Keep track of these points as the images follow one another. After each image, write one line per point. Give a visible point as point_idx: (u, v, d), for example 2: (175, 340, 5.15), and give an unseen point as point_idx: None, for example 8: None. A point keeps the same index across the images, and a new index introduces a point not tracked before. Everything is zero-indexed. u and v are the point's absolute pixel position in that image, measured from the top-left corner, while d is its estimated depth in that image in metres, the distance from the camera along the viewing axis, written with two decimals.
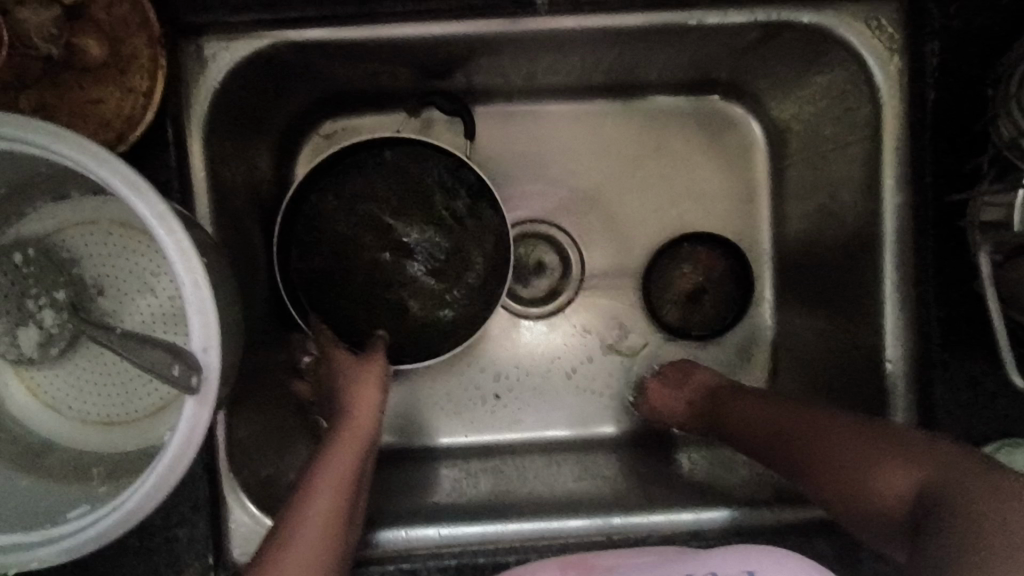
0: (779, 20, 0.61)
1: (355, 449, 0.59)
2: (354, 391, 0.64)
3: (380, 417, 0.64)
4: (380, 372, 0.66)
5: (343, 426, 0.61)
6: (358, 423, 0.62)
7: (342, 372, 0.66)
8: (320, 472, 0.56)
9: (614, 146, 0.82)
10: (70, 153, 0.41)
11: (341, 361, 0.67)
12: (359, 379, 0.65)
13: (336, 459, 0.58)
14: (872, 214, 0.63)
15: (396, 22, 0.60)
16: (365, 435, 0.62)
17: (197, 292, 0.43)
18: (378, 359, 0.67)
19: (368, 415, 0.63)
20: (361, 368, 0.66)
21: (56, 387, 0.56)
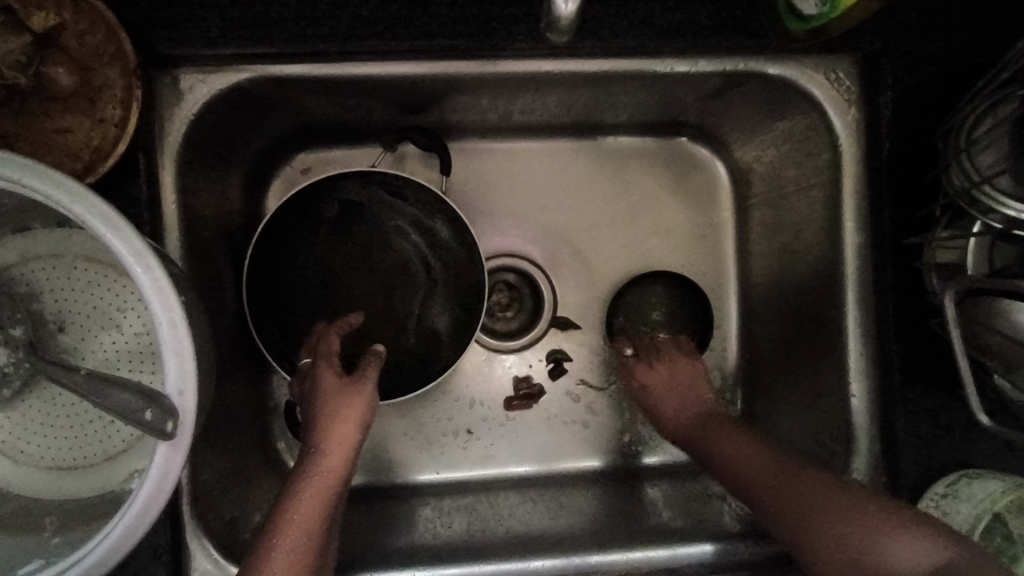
0: (745, 70, 0.64)
1: (327, 491, 0.57)
2: (338, 418, 0.61)
3: (357, 451, 0.62)
4: (367, 398, 0.63)
5: (317, 462, 0.59)
6: (333, 460, 0.59)
7: (324, 393, 0.63)
8: (288, 517, 0.54)
9: (588, 184, 0.84)
10: (42, 187, 0.40)
11: (327, 382, 0.64)
12: (344, 403, 0.62)
13: (305, 502, 0.55)
14: (835, 254, 0.66)
15: (377, 59, 0.60)
16: (339, 473, 0.59)
17: (174, 333, 0.41)
18: (369, 384, 0.64)
19: (346, 449, 0.60)
20: (346, 393, 0.63)
21: (7, 430, 0.52)
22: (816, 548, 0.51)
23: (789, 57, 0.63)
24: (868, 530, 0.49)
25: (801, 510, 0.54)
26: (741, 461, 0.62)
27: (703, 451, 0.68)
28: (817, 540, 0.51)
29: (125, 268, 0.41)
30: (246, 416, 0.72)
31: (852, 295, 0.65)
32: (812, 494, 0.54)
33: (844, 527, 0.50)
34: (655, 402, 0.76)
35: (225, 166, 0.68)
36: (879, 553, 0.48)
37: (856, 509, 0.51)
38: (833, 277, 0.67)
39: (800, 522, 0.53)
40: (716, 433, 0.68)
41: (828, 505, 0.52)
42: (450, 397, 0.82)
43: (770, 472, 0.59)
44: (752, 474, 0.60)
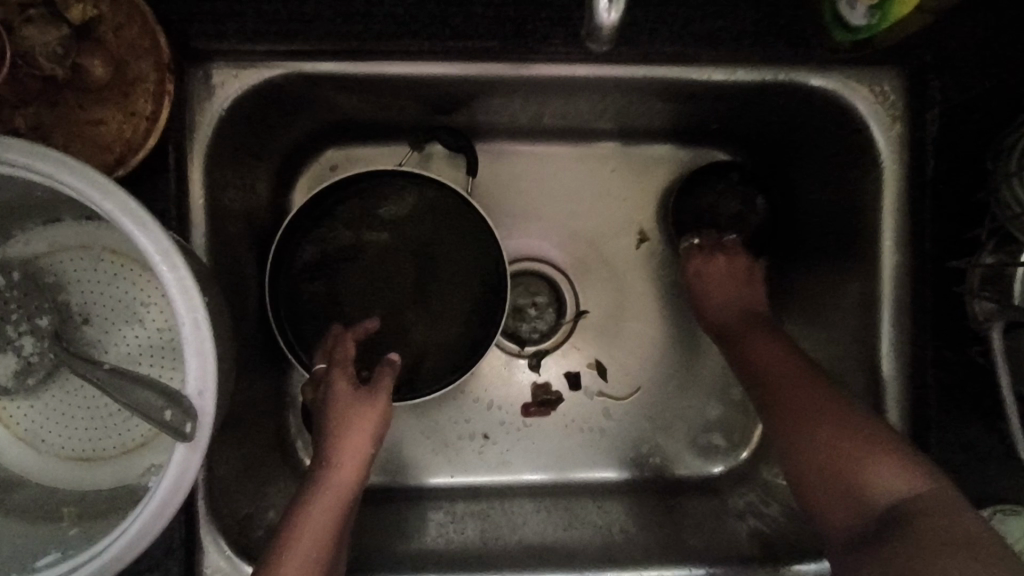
0: (786, 80, 0.61)
1: (337, 503, 0.56)
2: (350, 429, 0.61)
3: (369, 460, 0.61)
4: (381, 409, 0.62)
5: (329, 474, 0.58)
6: (344, 471, 0.59)
7: (338, 401, 0.62)
8: (297, 532, 0.53)
9: (616, 190, 0.83)
10: (76, 183, 0.40)
11: (341, 391, 0.63)
12: (357, 414, 0.61)
13: (316, 513, 0.55)
14: (870, 273, 0.64)
15: (409, 61, 0.59)
16: (350, 487, 0.58)
17: (197, 332, 0.41)
18: (383, 394, 0.63)
19: (357, 461, 0.60)
20: (359, 402, 0.62)
21: (30, 419, 0.53)
22: (831, 492, 0.53)
23: (840, 67, 0.61)
24: (849, 461, 0.53)
25: (797, 412, 0.57)
26: (757, 356, 0.65)
27: (738, 338, 0.70)
28: (810, 454, 0.55)
29: (152, 266, 0.40)
30: (264, 411, 0.72)
31: (888, 317, 0.63)
32: (817, 410, 0.56)
33: (846, 448, 0.53)
34: (699, 292, 0.76)
35: (253, 162, 0.68)
36: (859, 472, 0.52)
37: (852, 434, 0.53)
38: (867, 296, 0.65)
39: (805, 437, 0.56)
40: (753, 332, 0.69)
41: (824, 411, 0.56)
42: (469, 399, 0.82)
43: (774, 362, 0.63)
44: (791, 375, 0.61)
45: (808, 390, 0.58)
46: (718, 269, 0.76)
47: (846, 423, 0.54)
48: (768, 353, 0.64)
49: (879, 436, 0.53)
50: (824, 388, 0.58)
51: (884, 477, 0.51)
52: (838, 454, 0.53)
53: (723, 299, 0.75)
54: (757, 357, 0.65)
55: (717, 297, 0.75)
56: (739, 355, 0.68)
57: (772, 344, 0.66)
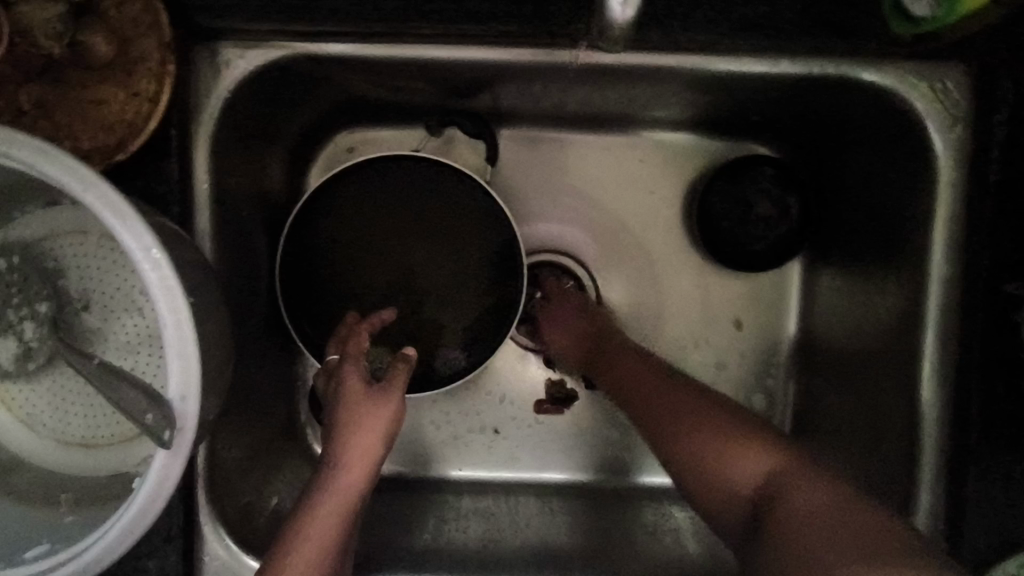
0: (836, 73, 0.56)
1: (344, 508, 0.55)
2: (360, 431, 0.58)
3: (379, 464, 0.59)
4: (393, 410, 0.60)
5: (337, 476, 0.56)
6: (353, 476, 0.57)
7: (349, 400, 0.60)
8: (302, 536, 0.52)
9: (644, 182, 0.79)
10: (57, 176, 0.38)
11: (353, 388, 0.60)
12: (368, 414, 0.59)
13: (323, 519, 0.54)
14: (916, 288, 0.59)
15: (422, 43, 0.56)
16: (358, 490, 0.57)
17: (179, 335, 0.39)
18: (395, 394, 0.60)
19: (366, 465, 0.58)
20: (372, 402, 0.60)
21: (31, 402, 0.53)
22: (703, 487, 0.53)
23: (894, 59, 0.55)
24: (715, 459, 0.53)
25: (659, 415, 0.57)
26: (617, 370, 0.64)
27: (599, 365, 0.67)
28: (684, 457, 0.54)
29: (134, 265, 0.39)
30: (273, 397, 0.71)
31: (933, 338, 0.58)
32: (681, 410, 0.57)
33: (698, 447, 0.54)
34: (546, 319, 0.74)
35: (264, 144, 0.66)
36: (706, 459, 0.53)
37: (726, 431, 0.53)
38: (909, 312, 0.60)
39: (667, 434, 0.56)
40: (615, 346, 0.67)
41: (695, 411, 0.56)
42: (482, 391, 0.80)
43: (643, 373, 0.62)
44: (647, 384, 0.61)
45: (645, 389, 0.60)
46: (562, 308, 0.73)
47: (714, 416, 0.55)
48: (637, 373, 0.62)
49: (749, 431, 0.53)
50: (682, 388, 0.59)
51: (740, 466, 0.51)
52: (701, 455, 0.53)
53: (580, 334, 0.71)
54: (619, 381, 0.64)
55: (556, 331, 0.73)
56: (610, 379, 0.65)
57: (640, 354, 0.65)
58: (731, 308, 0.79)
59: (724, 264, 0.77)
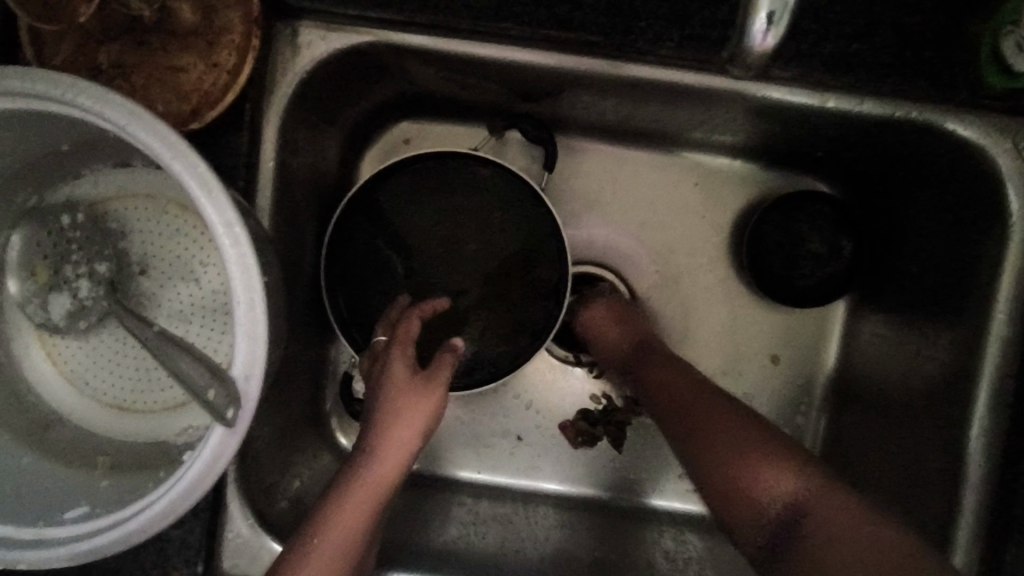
0: (919, 118, 0.56)
1: (374, 500, 0.54)
2: (400, 423, 0.57)
3: (413, 457, 0.58)
4: (434, 405, 0.59)
5: (371, 464, 0.55)
6: (386, 467, 0.56)
7: (392, 387, 0.58)
8: (330, 524, 0.51)
9: (696, 205, 0.78)
10: (147, 140, 0.38)
11: (398, 375, 0.59)
12: (410, 406, 0.57)
13: (352, 507, 0.53)
14: (973, 346, 0.58)
15: (508, 44, 0.55)
16: (390, 483, 0.56)
17: (251, 312, 0.39)
18: (440, 389, 0.59)
19: (401, 458, 0.57)
20: (415, 392, 0.58)
21: (77, 360, 0.53)
22: (733, 510, 0.52)
23: (977, 111, 0.55)
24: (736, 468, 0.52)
25: (715, 442, 0.55)
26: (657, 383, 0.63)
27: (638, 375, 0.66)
28: (723, 482, 0.53)
29: (214, 238, 0.38)
30: (304, 379, 0.71)
31: (985, 397, 0.57)
32: (735, 438, 0.54)
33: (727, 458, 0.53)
34: (587, 328, 0.74)
35: (326, 127, 0.65)
36: (748, 487, 0.52)
37: (775, 460, 0.52)
38: (965, 367, 0.59)
39: (699, 450, 0.56)
40: (648, 351, 0.67)
41: (737, 444, 0.53)
42: (510, 395, 0.79)
43: (665, 374, 0.63)
44: (705, 411, 0.57)
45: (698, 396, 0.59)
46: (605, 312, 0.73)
47: (753, 457, 0.52)
48: (667, 381, 0.62)
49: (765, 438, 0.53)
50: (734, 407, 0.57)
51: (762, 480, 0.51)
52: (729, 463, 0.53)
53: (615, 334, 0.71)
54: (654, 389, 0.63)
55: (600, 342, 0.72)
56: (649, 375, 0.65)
57: (678, 368, 0.64)
58: (770, 341, 0.78)
59: (771, 297, 0.76)
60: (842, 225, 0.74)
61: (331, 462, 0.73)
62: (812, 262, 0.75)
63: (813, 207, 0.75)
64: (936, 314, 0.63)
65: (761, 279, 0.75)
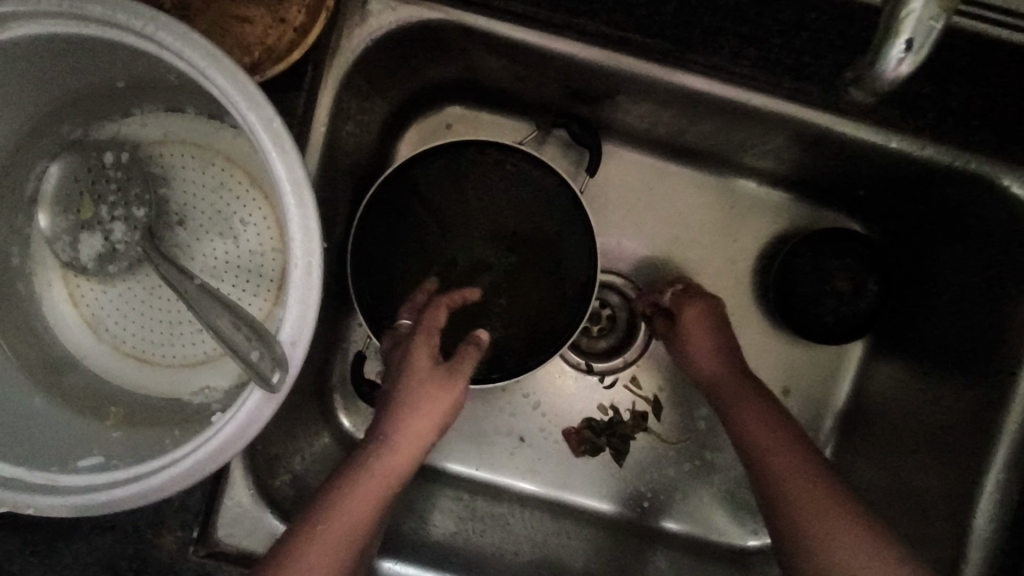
0: (976, 170, 0.56)
1: (382, 493, 0.53)
2: (417, 413, 0.56)
3: (426, 452, 0.57)
4: (453, 400, 0.57)
5: (383, 454, 0.54)
6: (399, 460, 0.55)
7: (413, 375, 0.57)
8: (335, 513, 0.50)
9: (729, 227, 0.78)
10: (225, 86, 0.37)
11: (419, 365, 0.57)
12: (430, 398, 0.56)
13: (360, 497, 0.51)
14: (997, 404, 0.58)
15: (579, 41, 0.55)
16: (399, 475, 0.54)
17: (308, 278, 0.39)
18: (460, 383, 0.57)
19: (414, 450, 0.56)
20: (435, 384, 0.57)
21: (100, 304, 0.51)
22: (798, 540, 0.53)
23: None
24: (820, 532, 0.51)
25: (783, 485, 0.55)
26: (749, 424, 0.60)
27: (724, 407, 0.64)
28: (802, 540, 0.52)
29: (280, 195, 0.38)
30: (317, 354, 0.69)
31: (1006, 454, 0.57)
32: (795, 478, 0.55)
33: (844, 541, 0.50)
34: (690, 336, 0.68)
35: (377, 99, 0.64)
36: (823, 547, 0.51)
37: (836, 515, 0.52)
38: (989, 422, 0.59)
39: (781, 499, 0.55)
40: (739, 388, 0.64)
41: (799, 490, 0.54)
42: (520, 394, 0.78)
43: (755, 421, 0.60)
44: (780, 457, 0.57)
45: (788, 453, 0.57)
46: (702, 321, 0.68)
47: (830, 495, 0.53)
48: (768, 431, 0.59)
49: (837, 501, 0.53)
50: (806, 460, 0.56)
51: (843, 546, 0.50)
52: (817, 529, 0.52)
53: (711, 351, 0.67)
54: (755, 433, 0.59)
55: (698, 355, 0.67)
56: (738, 420, 0.61)
57: (763, 410, 0.61)
58: (785, 372, 0.78)
59: (794, 331, 0.75)
60: (879, 267, 0.72)
61: (333, 440, 0.71)
62: (841, 300, 0.74)
63: (850, 244, 0.73)
64: (971, 364, 0.62)
65: (787, 311, 0.74)
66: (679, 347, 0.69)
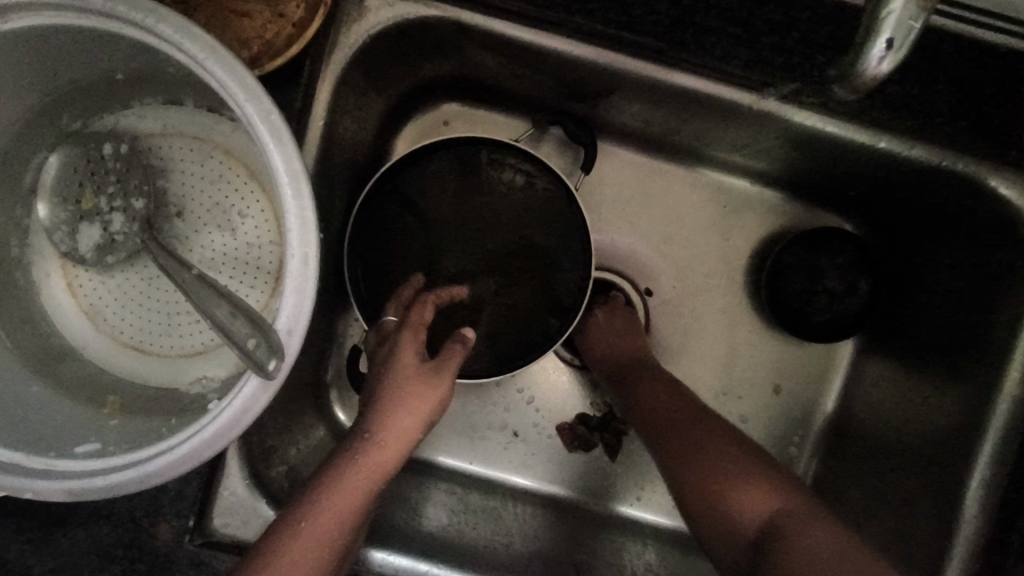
0: (965, 171, 0.57)
1: (369, 487, 0.53)
2: (403, 409, 0.56)
3: (412, 447, 0.57)
4: (439, 397, 0.58)
5: (369, 449, 0.55)
6: (384, 455, 0.55)
7: (400, 371, 0.57)
8: (321, 507, 0.51)
9: (721, 226, 0.79)
10: (223, 78, 0.38)
11: (406, 362, 0.58)
12: (416, 394, 0.57)
13: (346, 491, 0.52)
14: (982, 400, 0.59)
15: (572, 39, 0.56)
16: (385, 470, 0.55)
17: (304, 268, 0.39)
18: (446, 380, 0.58)
19: (400, 446, 0.56)
20: (421, 381, 0.57)
21: (99, 295, 0.52)
22: (709, 516, 0.54)
23: (1022, 170, 0.56)
24: (720, 489, 0.54)
25: (685, 447, 0.58)
26: (650, 397, 0.64)
27: (627, 386, 0.67)
28: (708, 498, 0.54)
29: (277, 186, 0.39)
30: (313, 347, 0.69)
31: (990, 448, 0.58)
32: (700, 441, 0.58)
33: (742, 496, 0.53)
34: (589, 334, 0.74)
35: (374, 95, 0.65)
36: (728, 507, 0.53)
37: (744, 474, 0.54)
38: (973, 417, 0.60)
39: (683, 459, 0.57)
40: (643, 369, 0.67)
41: (703, 451, 0.57)
42: (513, 389, 0.78)
43: (658, 392, 0.64)
44: (677, 424, 0.60)
45: (694, 419, 0.60)
46: (611, 319, 0.73)
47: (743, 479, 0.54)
48: (665, 402, 0.63)
49: (754, 465, 0.55)
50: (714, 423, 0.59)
51: (746, 502, 0.53)
52: (721, 488, 0.54)
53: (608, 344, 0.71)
54: (651, 405, 0.63)
55: (601, 347, 0.72)
56: (639, 395, 0.65)
57: (664, 386, 0.65)
58: (775, 369, 0.79)
59: (785, 329, 0.76)
60: (868, 266, 0.74)
61: (328, 433, 0.72)
62: (832, 299, 0.75)
63: (840, 244, 0.74)
64: (960, 363, 0.63)
65: (779, 309, 0.75)
66: (586, 346, 0.74)
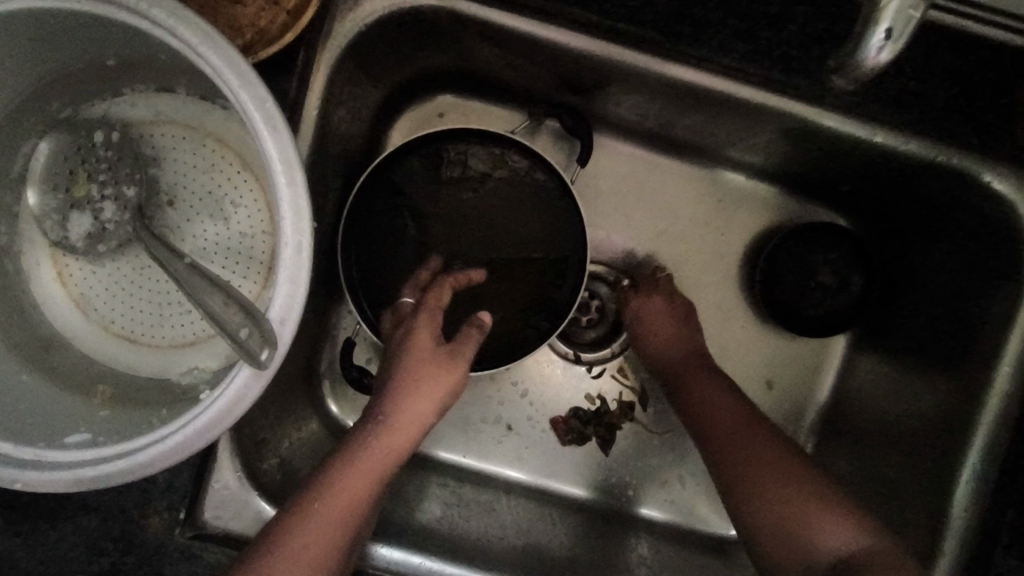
0: (959, 164, 0.57)
1: (381, 470, 0.53)
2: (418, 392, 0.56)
3: (427, 431, 0.57)
4: (455, 380, 0.58)
5: (382, 431, 0.55)
6: (398, 438, 0.55)
7: (416, 353, 0.58)
8: (334, 489, 0.51)
9: (717, 221, 0.79)
10: (217, 63, 0.38)
11: (422, 344, 0.58)
12: (432, 376, 0.57)
13: (359, 473, 0.52)
14: (973, 394, 0.59)
15: (568, 30, 0.56)
16: (399, 453, 0.55)
17: (298, 257, 0.39)
18: (462, 364, 0.58)
19: (415, 429, 0.56)
20: (437, 364, 0.57)
21: (89, 284, 0.51)
22: (753, 516, 0.56)
23: (1015, 165, 0.56)
24: (765, 492, 0.56)
25: (740, 452, 0.59)
26: (704, 401, 0.65)
27: (685, 384, 0.68)
28: (754, 498, 0.56)
29: (271, 174, 0.39)
30: (306, 339, 0.69)
31: (981, 442, 0.58)
32: (755, 444, 0.59)
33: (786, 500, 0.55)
34: (637, 323, 0.74)
35: (369, 86, 0.64)
36: (774, 509, 0.55)
37: (788, 479, 0.56)
38: (965, 411, 0.60)
39: (735, 466, 0.59)
40: (700, 371, 0.68)
41: (754, 458, 0.58)
42: (508, 383, 0.78)
43: (710, 397, 0.65)
44: (732, 429, 0.61)
45: (746, 427, 0.61)
46: (654, 306, 0.73)
47: (782, 476, 0.56)
48: (720, 407, 0.64)
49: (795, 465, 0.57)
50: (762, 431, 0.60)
51: (795, 508, 0.54)
52: (771, 492, 0.56)
53: (663, 333, 0.72)
54: (702, 408, 0.65)
55: (657, 332, 0.72)
56: (697, 396, 0.66)
57: (719, 389, 0.66)
58: (769, 364, 0.79)
59: (779, 324, 0.76)
60: (862, 262, 0.74)
61: (321, 427, 0.71)
62: (824, 295, 0.75)
63: (834, 240, 0.74)
64: (953, 355, 0.63)
65: (773, 305, 0.75)
66: (636, 334, 0.74)
